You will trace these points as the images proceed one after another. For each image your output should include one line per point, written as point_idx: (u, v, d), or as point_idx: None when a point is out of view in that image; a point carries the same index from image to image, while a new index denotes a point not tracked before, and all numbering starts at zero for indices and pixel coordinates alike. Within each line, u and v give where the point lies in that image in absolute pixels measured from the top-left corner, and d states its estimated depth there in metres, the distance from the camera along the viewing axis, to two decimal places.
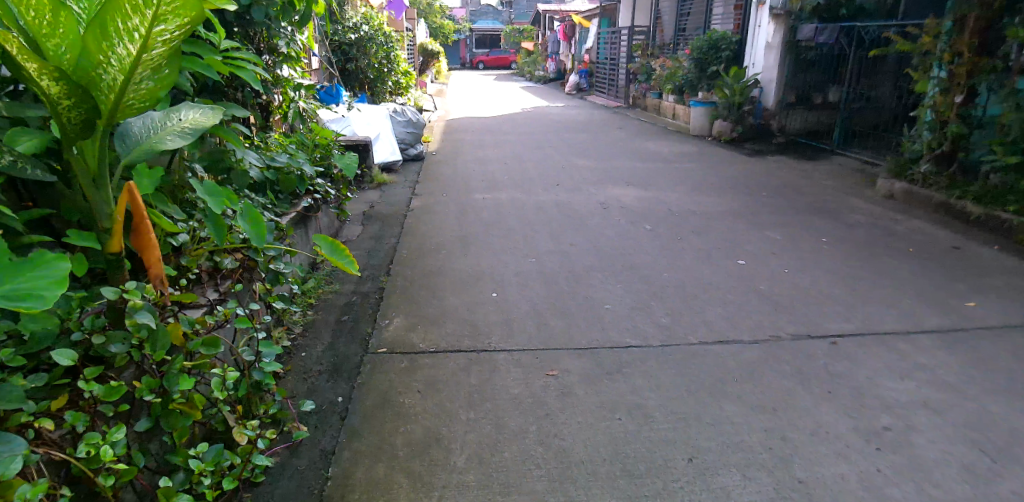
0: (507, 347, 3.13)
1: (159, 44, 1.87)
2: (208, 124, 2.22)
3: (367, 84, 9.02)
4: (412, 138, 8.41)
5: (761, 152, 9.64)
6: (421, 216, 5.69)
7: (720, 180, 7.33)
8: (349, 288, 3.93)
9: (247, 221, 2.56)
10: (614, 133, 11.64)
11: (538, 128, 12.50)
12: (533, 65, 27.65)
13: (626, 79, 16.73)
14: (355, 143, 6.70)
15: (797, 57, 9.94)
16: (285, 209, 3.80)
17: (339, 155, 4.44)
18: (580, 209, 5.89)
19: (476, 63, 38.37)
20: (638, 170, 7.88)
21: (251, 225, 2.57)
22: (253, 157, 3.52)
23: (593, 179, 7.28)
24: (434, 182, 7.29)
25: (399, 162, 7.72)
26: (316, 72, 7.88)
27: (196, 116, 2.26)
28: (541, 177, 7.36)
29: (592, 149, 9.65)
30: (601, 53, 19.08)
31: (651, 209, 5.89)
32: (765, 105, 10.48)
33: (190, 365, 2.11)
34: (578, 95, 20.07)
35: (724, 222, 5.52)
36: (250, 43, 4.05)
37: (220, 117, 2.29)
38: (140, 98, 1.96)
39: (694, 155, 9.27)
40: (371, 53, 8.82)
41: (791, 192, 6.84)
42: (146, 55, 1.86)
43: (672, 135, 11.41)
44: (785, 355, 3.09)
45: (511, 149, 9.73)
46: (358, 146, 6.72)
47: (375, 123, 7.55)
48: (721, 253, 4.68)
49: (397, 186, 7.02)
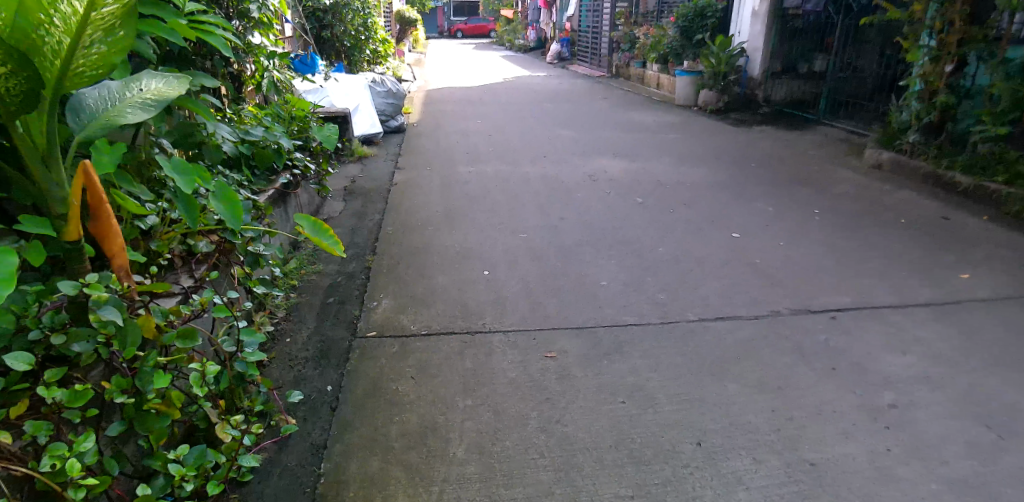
0: (501, 327, 3.01)
1: (109, 1, 1.70)
2: (174, 95, 2.00)
3: (344, 53, 8.72)
4: (392, 109, 8.16)
5: (746, 122, 9.55)
6: (404, 191, 5.51)
7: (708, 151, 7.23)
8: (333, 268, 3.77)
9: (222, 202, 2.39)
10: (597, 103, 11.46)
11: (520, 98, 12.27)
12: (512, 34, 27.22)
13: (609, 48, 16.49)
14: (333, 115, 6.48)
15: (782, 26, 9.86)
16: (262, 186, 3.60)
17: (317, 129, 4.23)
18: (566, 181, 5.75)
19: (455, 32, 37.70)
20: (624, 141, 7.75)
21: (226, 207, 2.40)
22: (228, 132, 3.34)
23: (578, 150, 7.14)
24: (416, 155, 7.08)
25: (379, 134, 7.50)
26: (291, 40, 7.59)
27: (160, 86, 2.03)
28: (526, 149, 7.20)
29: (575, 120, 9.48)
30: (583, 22, 18.78)
31: (639, 181, 5.77)
32: (750, 75, 10.40)
33: (165, 360, 1.99)
34: (559, 65, 19.79)
35: (713, 193, 5.43)
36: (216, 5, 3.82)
37: (187, 88, 2.06)
38: (90, 64, 1.76)
39: (677, 124, 9.17)
40: (347, 20, 8.51)
41: (778, 163, 6.76)
42: (95, 13, 1.69)
43: (656, 105, 11.28)
44: (786, 331, 3.00)
45: (494, 120, 9.51)
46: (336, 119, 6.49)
47: (353, 93, 7.31)
48: (712, 226, 4.58)
49: (378, 159, 6.82)
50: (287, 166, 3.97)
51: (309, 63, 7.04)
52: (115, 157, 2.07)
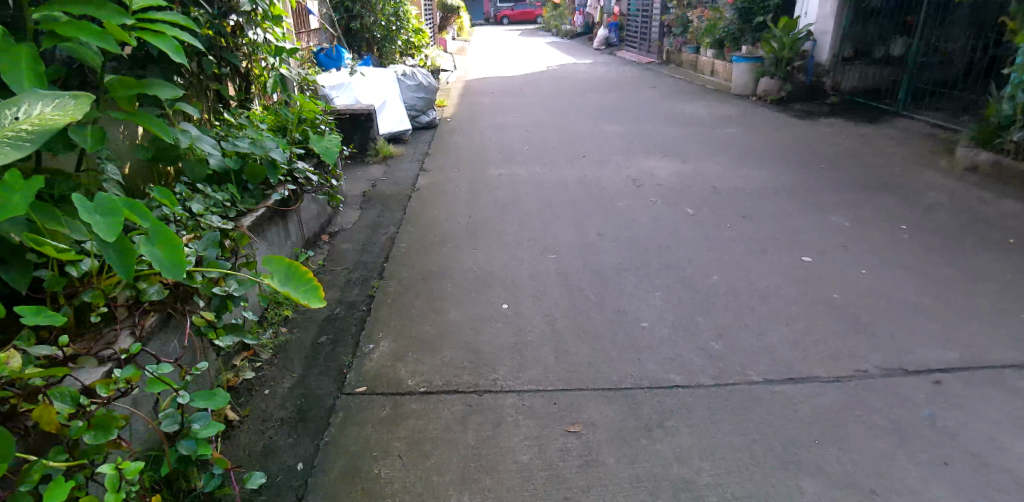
0: (516, 386, 2.47)
1: None
2: (61, 121, 1.68)
3: (374, 44, 8.35)
4: (423, 104, 7.74)
5: (812, 113, 8.74)
6: (428, 198, 5.05)
7: (768, 148, 6.53)
8: (333, 297, 3.32)
9: (156, 247, 1.92)
10: (646, 93, 10.76)
11: (563, 88, 11.66)
12: (559, 18, 26.44)
13: (660, 32, 15.75)
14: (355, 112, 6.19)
15: (856, 7, 9.07)
16: (250, 206, 3.14)
17: (320, 137, 3.79)
18: (608, 186, 5.17)
19: (501, 17, 37.12)
20: (674, 136, 7.11)
21: (164, 252, 1.93)
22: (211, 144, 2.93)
23: (623, 148, 6.54)
24: (446, 154, 6.62)
25: (408, 131, 7.11)
26: (314, 34, 7.28)
27: (46, 111, 1.72)
28: (566, 147, 6.65)
29: (621, 112, 8.85)
30: (632, 5, 17.96)
31: (690, 186, 5.16)
32: (818, 61, 9.64)
33: (68, 463, 1.55)
34: (607, 51, 19.00)
35: (777, 201, 4.78)
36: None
37: (83, 111, 1.74)
38: None
39: (733, 117, 8.43)
40: (378, 10, 8.14)
41: (848, 164, 6.01)
42: None
43: (710, 94, 10.51)
44: (876, 402, 2.45)
45: (533, 113, 8.95)
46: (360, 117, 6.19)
47: (380, 88, 6.91)
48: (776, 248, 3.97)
49: (404, 160, 6.40)
50: (286, 179, 3.53)
51: (336, 57, 6.98)
52: (28, 195, 1.70)
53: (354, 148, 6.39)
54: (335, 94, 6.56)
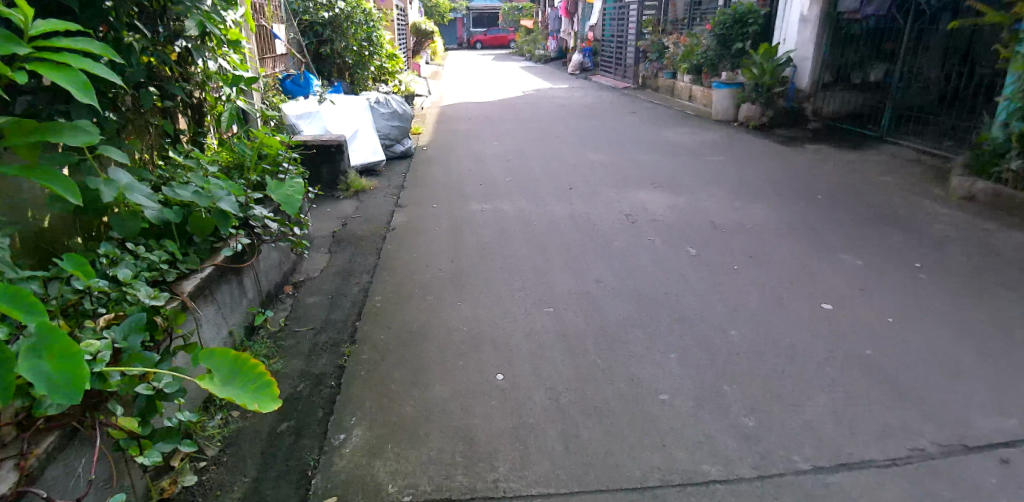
0: (523, 493, 2.08)
1: None
2: None
3: (345, 70, 7.96)
4: (397, 133, 7.32)
5: (796, 139, 8.54)
6: (403, 237, 4.59)
7: (760, 178, 6.24)
8: (294, 369, 2.91)
9: (44, 360, 1.57)
10: (626, 119, 10.54)
11: (541, 114, 11.37)
12: (533, 44, 26.42)
13: (637, 57, 15.58)
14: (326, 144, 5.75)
15: (836, 32, 8.94)
16: (194, 267, 2.75)
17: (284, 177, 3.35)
18: (598, 222, 4.79)
19: (474, 43, 37.12)
20: (661, 166, 6.80)
21: (54, 366, 1.58)
22: (147, 195, 2.63)
23: (609, 179, 6.20)
24: (422, 186, 6.19)
25: (382, 162, 6.70)
26: (282, 58, 6.90)
27: None
28: (548, 178, 6.28)
29: (603, 139, 8.54)
30: (607, 30, 17.90)
31: (687, 221, 4.79)
32: (798, 87, 9.55)
33: None
34: (582, 76, 18.88)
35: (781, 237, 4.44)
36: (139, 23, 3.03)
37: None
38: None
39: (718, 144, 8.18)
40: (348, 34, 7.68)
41: (846, 194, 5.73)
42: None
43: (691, 120, 10.32)
44: (946, 495, 2.05)
45: (512, 142, 8.59)
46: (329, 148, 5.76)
47: (351, 117, 6.51)
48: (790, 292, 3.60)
49: (377, 194, 5.97)
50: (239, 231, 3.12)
51: (303, 84, 6.56)
52: None
53: (323, 181, 5.94)
54: (302, 125, 6.14)
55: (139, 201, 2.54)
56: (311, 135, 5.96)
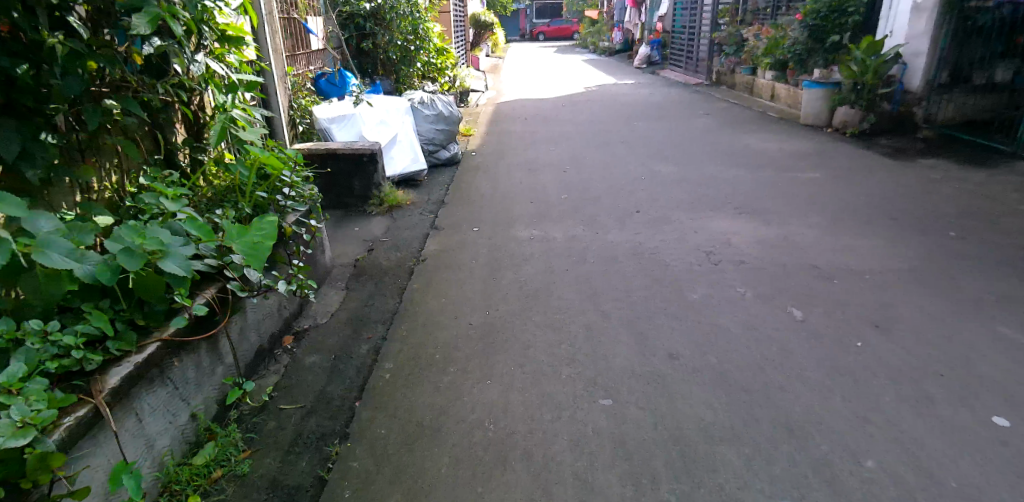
0: None
1: None
2: None
3: (389, 67, 7.33)
4: (443, 137, 6.67)
5: (902, 153, 7.44)
6: (436, 270, 3.85)
7: (867, 205, 5.27)
8: (262, 476, 2.19)
9: None
10: (700, 122, 9.56)
11: (604, 114, 10.47)
12: (597, 35, 25.35)
13: (711, 51, 14.60)
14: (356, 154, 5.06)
15: (957, 26, 7.84)
16: (127, 349, 1.98)
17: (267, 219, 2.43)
18: (671, 260, 3.93)
19: (537, 34, 36.19)
20: (745, 184, 5.89)
21: None
22: (68, 253, 1.85)
23: (684, 199, 5.36)
24: (469, 203, 5.51)
25: (422, 170, 6.01)
26: (320, 54, 6.22)
27: None
28: (614, 196, 5.49)
29: (673, 147, 7.61)
30: (678, 20, 16.77)
31: (783, 265, 3.89)
32: (907, 87, 8.48)
33: None
34: (649, 70, 17.84)
35: (910, 298, 3.55)
36: (76, 21, 2.28)
37: None
38: None
39: (807, 157, 7.13)
40: (394, 27, 7.11)
41: (977, 232, 4.70)
42: None
43: (775, 125, 9.26)
44: None
45: (571, 147, 7.76)
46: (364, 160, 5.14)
47: (390, 120, 5.81)
48: (932, 387, 2.71)
49: (415, 210, 5.29)
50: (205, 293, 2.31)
51: (338, 84, 5.96)
52: None
53: (353, 194, 5.26)
54: (335, 128, 5.47)
55: (52, 264, 1.78)
56: (344, 142, 5.28)
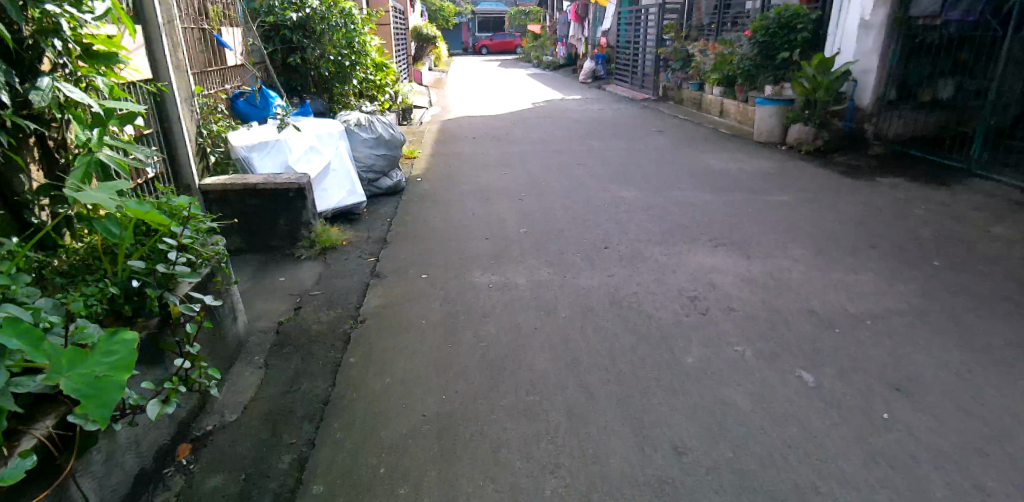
0: None
1: None
2: None
3: (322, 83, 6.69)
4: (383, 164, 6.15)
5: (861, 171, 7.23)
6: (371, 337, 3.25)
7: (844, 229, 4.90)
8: None
9: None
10: (654, 141, 9.26)
11: (554, 132, 10.04)
12: (541, 49, 25.10)
13: (657, 66, 14.45)
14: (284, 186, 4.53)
15: (908, 42, 7.63)
16: None
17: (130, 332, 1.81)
18: (653, 309, 3.40)
19: (480, 48, 35.82)
20: (713, 209, 5.49)
21: None
22: None
23: (651, 230, 4.90)
24: (414, 240, 4.89)
25: (360, 203, 5.53)
26: (237, 72, 5.51)
27: None
28: (576, 228, 4.99)
29: (630, 168, 7.20)
30: (622, 35, 16.63)
31: (776, 309, 3.41)
32: (859, 104, 8.21)
33: None
34: (596, 84, 17.60)
35: (924, 340, 3.08)
36: None
37: None
38: None
39: (768, 178, 6.84)
40: (325, 40, 6.46)
41: (966, 258, 4.35)
42: None
43: (729, 144, 9.03)
44: None
45: (523, 171, 7.24)
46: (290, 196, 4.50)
47: (323, 147, 5.25)
48: (988, 475, 2.21)
49: (352, 251, 4.70)
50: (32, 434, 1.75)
51: (259, 103, 5.33)
52: None
53: (279, 236, 4.72)
54: (255, 155, 4.87)
55: None
56: (266, 174, 4.69)
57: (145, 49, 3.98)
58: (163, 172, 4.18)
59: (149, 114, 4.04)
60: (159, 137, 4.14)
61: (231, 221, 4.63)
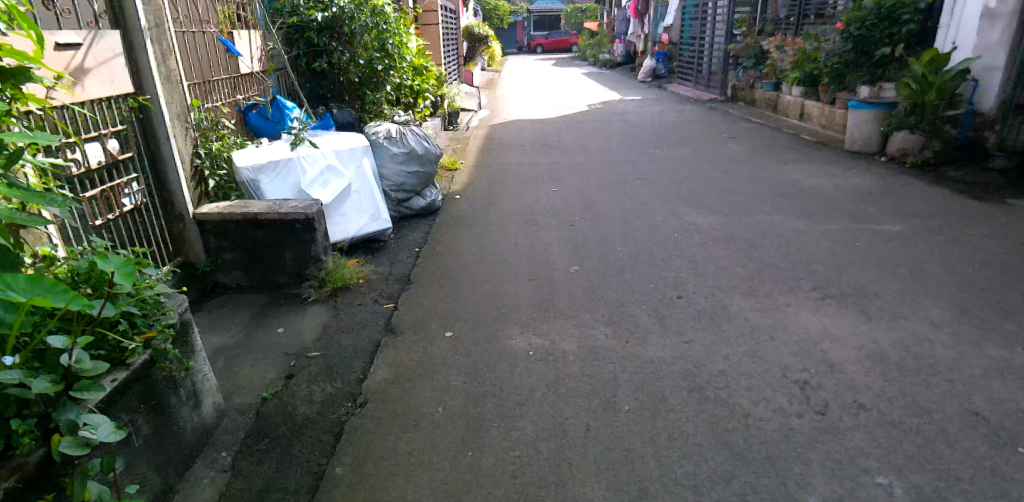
0: None
1: None
2: None
3: (352, 90, 6.04)
4: (415, 182, 5.47)
5: (979, 192, 6.19)
6: (376, 435, 2.50)
7: (974, 282, 4.06)
8: None
9: None
10: (726, 150, 8.33)
11: (612, 139, 9.16)
12: (598, 47, 24.13)
13: (726, 64, 13.27)
14: (289, 215, 3.77)
15: None
16: None
17: None
18: (752, 406, 2.72)
19: (535, 46, 34.98)
20: (807, 248, 4.68)
21: None
22: None
23: (735, 274, 4.13)
24: (443, 275, 4.16)
25: (388, 230, 4.80)
26: (249, 79, 4.83)
27: None
28: (644, 267, 4.24)
29: (701, 190, 6.33)
30: (686, 30, 15.48)
31: (908, 421, 2.70)
32: (978, 109, 7.09)
33: None
34: (655, 84, 16.62)
35: None
36: None
37: None
38: None
39: (864, 203, 5.86)
40: (358, 42, 5.80)
41: None
42: None
43: (814, 154, 8.04)
44: None
45: (576, 190, 6.43)
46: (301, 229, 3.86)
47: (343, 166, 4.51)
48: None
49: (369, 290, 3.95)
50: None
51: (272, 116, 4.68)
52: None
53: (286, 272, 3.94)
54: (263, 178, 4.13)
55: None
56: (272, 200, 3.97)
57: (123, 59, 3.20)
58: (144, 204, 3.48)
59: (131, 137, 3.36)
60: (143, 163, 3.44)
61: (228, 255, 3.89)
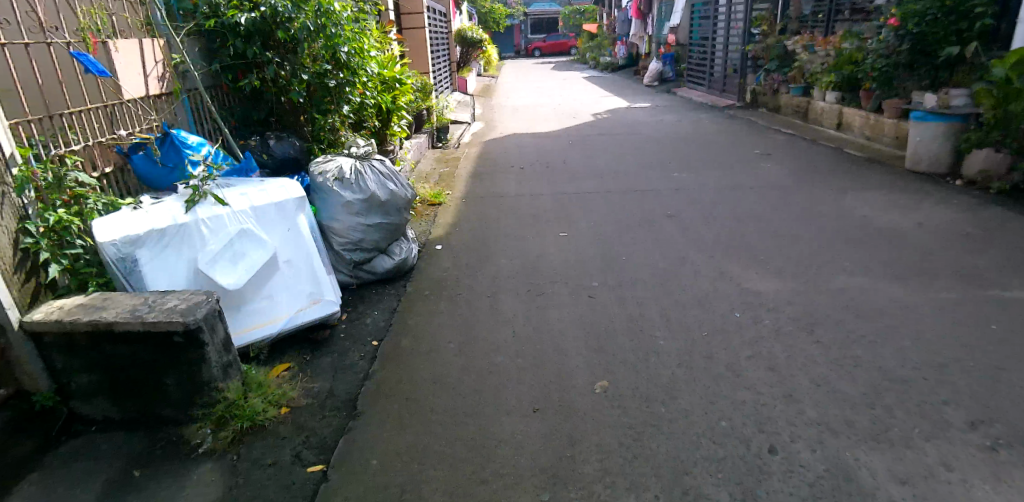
0: None
1: None
2: None
3: (292, 114, 4.90)
4: (375, 236, 4.23)
5: None
6: None
7: None
8: None
9: None
10: (764, 171, 7.00)
11: (625, 158, 7.88)
12: (598, 49, 22.92)
13: (744, 66, 11.96)
14: (164, 326, 2.67)
15: None
16: None
17: None
18: None
19: (533, 50, 33.79)
20: (909, 360, 3.47)
21: None
22: None
23: (838, 424, 3.01)
24: (420, 419, 2.94)
25: (334, 312, 3.65)
26: (140, 108, 3.77)
27: None
28: (694, 422, 3.08)
29: (744, 239, 5.10)
30: (695, 29, 14.20)
31: None
32: None
33: None
34: (663, 88, 15.34)
35: None
36: None
37: None
38: None
39: (956, 255, 4.65)
40: (301, 54, 4.61)
41: None
42: None
43: (871, 175, 6.71)
44: None
45: (588, 236, 5.17)
46: (190, 344, 2.73)
47: (266, 232, 3.44)
48: None
49: (292, 435, 2.83)
50: None
51: (164, 160, 3.59)
52: None
53: (170, 402, 2.86)
54: (144, 252, 3.09)
55: None
56: (150, 294, 2.90)
57: None
58: None
59: None
60: None
61: (85, 379, 2.86)
